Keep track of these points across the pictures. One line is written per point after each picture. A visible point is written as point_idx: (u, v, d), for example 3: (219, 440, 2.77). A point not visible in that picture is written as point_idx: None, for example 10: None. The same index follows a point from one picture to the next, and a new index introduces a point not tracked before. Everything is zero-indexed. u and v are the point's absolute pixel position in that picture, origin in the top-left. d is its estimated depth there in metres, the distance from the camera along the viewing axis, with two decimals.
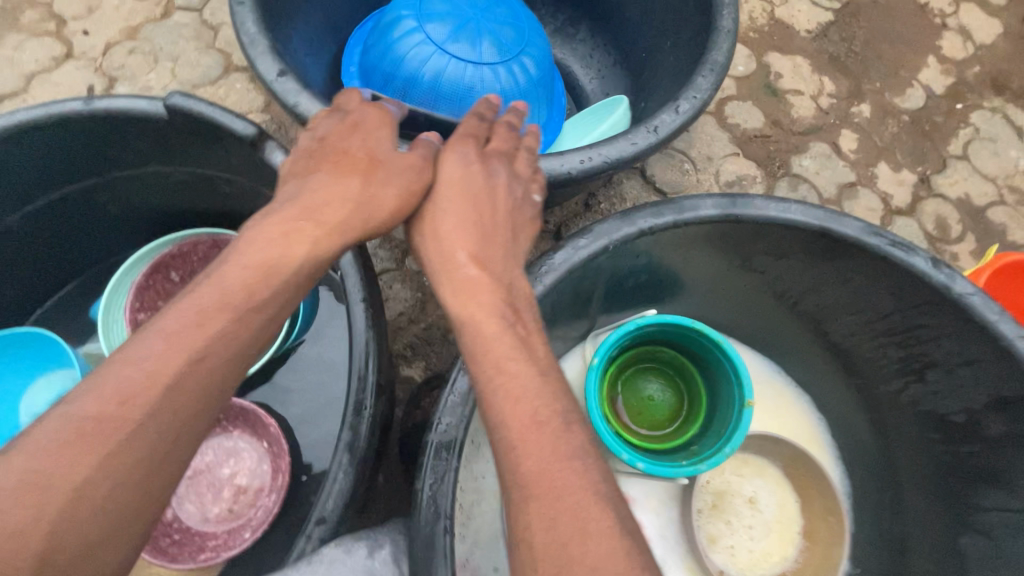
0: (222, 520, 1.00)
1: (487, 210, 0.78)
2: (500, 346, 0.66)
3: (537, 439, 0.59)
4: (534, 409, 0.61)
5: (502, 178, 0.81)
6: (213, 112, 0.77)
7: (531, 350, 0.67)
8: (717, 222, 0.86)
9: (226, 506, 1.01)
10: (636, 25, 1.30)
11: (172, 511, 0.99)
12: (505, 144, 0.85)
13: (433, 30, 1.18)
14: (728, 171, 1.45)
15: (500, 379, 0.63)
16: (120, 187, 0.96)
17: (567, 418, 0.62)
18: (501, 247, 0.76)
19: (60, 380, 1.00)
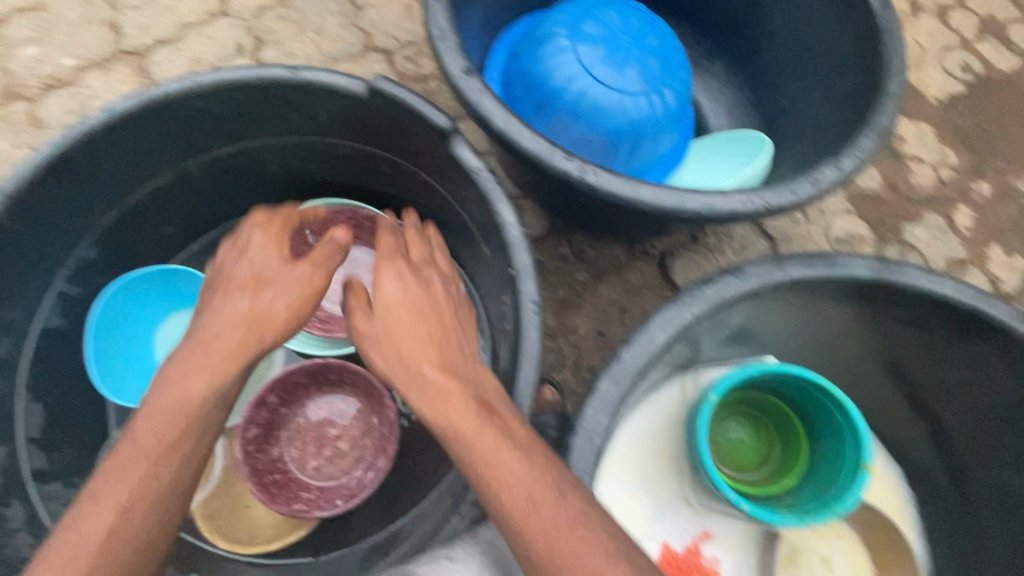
0: (318, 477, 1.04)
1: (434, 316, 0.75)
2: (487, 440, 0.65)
3: (537, 520, 0.61)
4: (527, 488, 0.63)
5: (436, 279, 0.79)
6: (415, 102, 0.81)
7: (511, 432, 0.67)
8: (868, 283, 0.88)
9: (324, 466, 1.04)
10: (779, 71, 1.30)
11: (280, 451, 1.03)
12: (418, 240, 0.83)
13: (584, 49, 1.17)
14: (839, 228, 1.44)
15: (502, 452, 0.65)
16: (287, 151, 1.02)
17: (559, 487, 0.64)
18: (461, 349, 0.74)
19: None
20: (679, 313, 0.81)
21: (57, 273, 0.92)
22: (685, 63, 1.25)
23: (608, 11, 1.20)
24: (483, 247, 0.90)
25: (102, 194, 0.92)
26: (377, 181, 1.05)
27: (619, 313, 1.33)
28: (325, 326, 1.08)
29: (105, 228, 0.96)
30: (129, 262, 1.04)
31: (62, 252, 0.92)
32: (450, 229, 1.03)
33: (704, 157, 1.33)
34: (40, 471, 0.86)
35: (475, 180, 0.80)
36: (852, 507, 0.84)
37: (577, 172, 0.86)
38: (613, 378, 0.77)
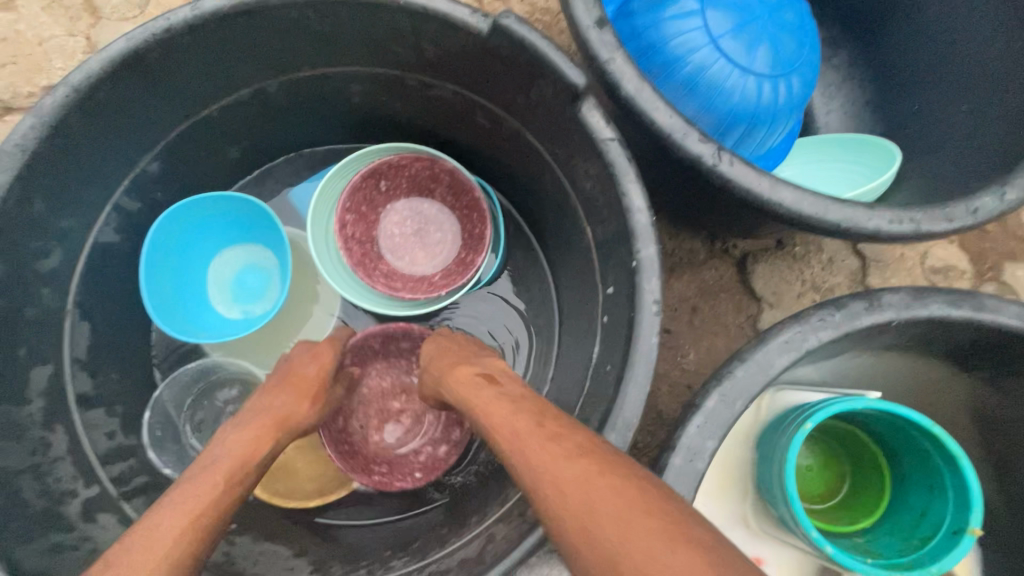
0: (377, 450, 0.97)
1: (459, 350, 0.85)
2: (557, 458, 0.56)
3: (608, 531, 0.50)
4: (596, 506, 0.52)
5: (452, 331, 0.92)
6: (548, 52, 0.70)
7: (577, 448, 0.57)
8: (1009, 334, 0.78)
9: (385, 439, 0.98)
10: (917, 71, 1.15)
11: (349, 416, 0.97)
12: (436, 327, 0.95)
13: (714, 16, 1.03)
14: (937, 257, 1.32)
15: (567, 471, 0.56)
16: (376, 84, 0.91)
17: None
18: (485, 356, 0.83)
19: (262, 269, 1.00)
20: (803, 337, 0.73)
21: (117, 185, 0.84)
22: (818, 48, 1.12)
23: None
24: (588, 230, 0.82)
25: (173, 101, 0.83)
26: (469, 132, 0.95)
27: (689, 313, 1.24)
28: (388, 283, 0.99)
29: (172, 142, 0.87)
30: (190, 182, 0.95)
31: (125, 163, 0.83)
32: (544, 199, 0.94)
33: (817, 157, 1.19)
34: (84, 395, 0.81)
35: (602, 152, 0.71)
36: (950, 568, 0.77)
37: (710, 159, 0.76)
38: (725, 397, 0.71)
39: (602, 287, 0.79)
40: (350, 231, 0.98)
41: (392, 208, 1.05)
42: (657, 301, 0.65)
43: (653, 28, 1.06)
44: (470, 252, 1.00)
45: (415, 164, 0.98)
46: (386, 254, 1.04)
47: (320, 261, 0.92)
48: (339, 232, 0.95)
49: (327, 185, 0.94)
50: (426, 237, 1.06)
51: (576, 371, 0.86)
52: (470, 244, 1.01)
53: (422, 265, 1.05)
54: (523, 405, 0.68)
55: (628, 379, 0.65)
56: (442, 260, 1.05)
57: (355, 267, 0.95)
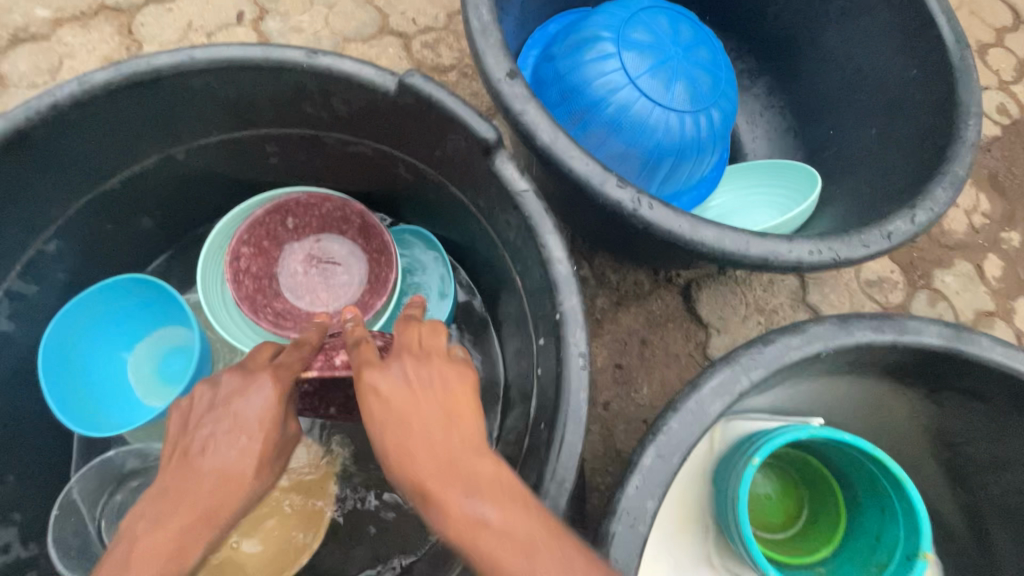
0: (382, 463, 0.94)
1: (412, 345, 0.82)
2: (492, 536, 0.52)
3: None
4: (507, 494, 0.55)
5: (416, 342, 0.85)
6: (455, 106, 0.69)
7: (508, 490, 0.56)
8: (934, 351, 0.80)
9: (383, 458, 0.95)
10: (830, 99, 1.21)
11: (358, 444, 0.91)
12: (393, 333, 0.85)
13: (632, 55, 1.06)
14: (871, 270, 1.37)
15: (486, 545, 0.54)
16: (293, 143, 0.88)
17: None
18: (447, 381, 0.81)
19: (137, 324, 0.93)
20: (738, 378, 0.72)
21: (8, 271, 0.79)
22: (734, 81, 1.15)
23: (657, 18, 1.09)
24: (517, 278, 0.81)
25: (70, 177, 0.78)
26: (393, 184, 0.94)
27: (639, 346, 1.24)
28: (277, 320, 0.93)
29: (70, 219, 0.83)
30: (96, 259, 0.90)
31: (16, 247, 0.78)
32: (474, 248, 0.92)
33: (747, 184, 1.22)
34: None
35: (517, 204, 0.70)
36: None
37: (631, 204, 0.76)
38: (662, 453, 0.68)
39: (533, 340, 0.78)
40: (244, 264, 0.93)
41: (291, 249, 1.00)
42: (582, 354, 0.65)
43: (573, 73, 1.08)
44: (370, 296, 0.95)
45: (326, 204, 0.96)
46: (285, 292, 1.00)
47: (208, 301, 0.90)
48: (231, 263, 0.91)
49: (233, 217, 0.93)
50: (330, 278, 1.01)
51: (519, 425, 0.83)
52: (374, 288, 0.96)
53: (321, 304, 1.00)
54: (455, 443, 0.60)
55: (559, 440, 0.63)
56: (343, 300, 1.00)
57: (240, 301, 0.90)
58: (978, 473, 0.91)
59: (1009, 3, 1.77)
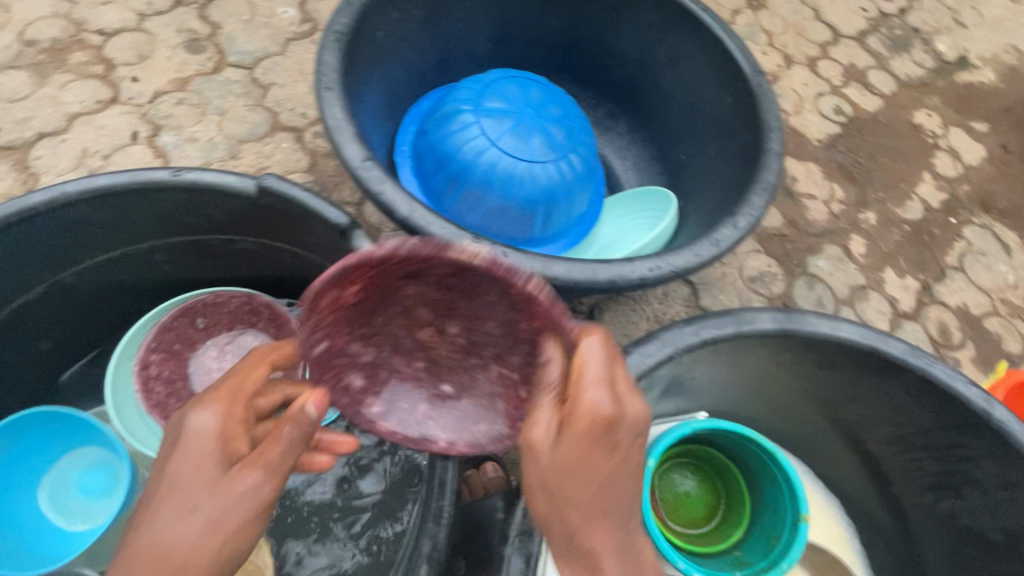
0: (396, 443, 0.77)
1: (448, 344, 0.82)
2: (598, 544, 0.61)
3: None
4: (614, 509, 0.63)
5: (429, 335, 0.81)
6: (310, 199, 0.78)
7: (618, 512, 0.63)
8: (774, 335, 0.89)
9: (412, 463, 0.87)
10: (675, 128, 1.38)
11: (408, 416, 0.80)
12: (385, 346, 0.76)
13: (490, 122, 1.19)
14: (752, 267, 1.53)
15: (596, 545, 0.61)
16: (181, 250, 0.95)
17: None
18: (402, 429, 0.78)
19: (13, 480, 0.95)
20: None
21: None
22: (587, 127, 1.30)
23: (507, 86, 1.24)
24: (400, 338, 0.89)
25: None
26: (283, 272, 1.01)
27: None
28: None
29: None
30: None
31: None
32: None
33: (618, 214, 1.36)
34: None
35: None
36: (793, 564, 0.87)
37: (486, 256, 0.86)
38: None
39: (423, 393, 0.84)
40: (156, 370, 0.98)
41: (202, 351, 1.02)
42: None
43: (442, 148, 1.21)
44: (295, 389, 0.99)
45: (232, 300, 1.01)
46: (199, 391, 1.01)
47: (112, 409, 0.91)
48: (139, 372, 0.95)
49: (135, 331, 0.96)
50: None
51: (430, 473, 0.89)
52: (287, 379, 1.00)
53: None
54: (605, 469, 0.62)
55: None
56: None
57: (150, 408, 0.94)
58: (855, 429, 1.03)
59: (826, 23, 2.07)
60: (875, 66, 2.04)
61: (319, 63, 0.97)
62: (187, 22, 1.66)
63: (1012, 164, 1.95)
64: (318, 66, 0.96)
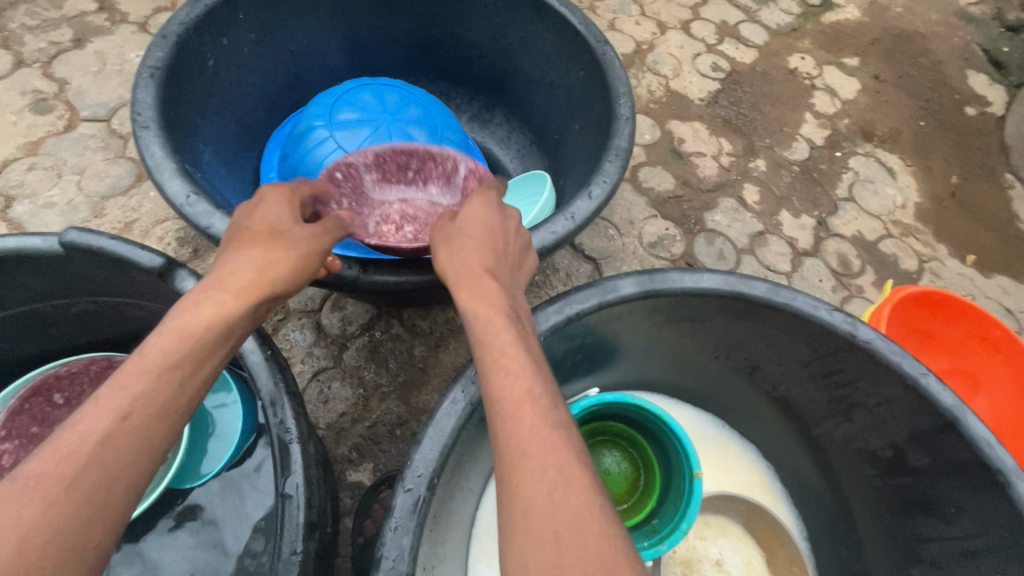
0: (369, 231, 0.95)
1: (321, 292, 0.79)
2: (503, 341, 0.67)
3: None
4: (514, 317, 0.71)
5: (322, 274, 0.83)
6: (120, 247, 0.74)
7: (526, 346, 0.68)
8: (640, 298, 0.89)
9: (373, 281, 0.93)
10: (545, 109, 1.37)
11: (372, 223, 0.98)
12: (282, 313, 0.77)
13: (346, 135, 1.16)
14: (650, 233, 1.54)
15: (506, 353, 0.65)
16: (16, 325, 0.89)
17: None
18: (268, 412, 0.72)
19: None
20: (464, 390, 0.74)
21: None
22: (454, 123, 1.29)
23: (361, 96, 1.21)
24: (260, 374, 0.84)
25: None
26: (137, 329, 0.95)
27: None
28: None
29: None
30: None
31: None
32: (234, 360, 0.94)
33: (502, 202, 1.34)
34: None
35: None
36: (693, 520, 0.88)
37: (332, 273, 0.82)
38: (409, 487, 0.69)
39: None
40: None
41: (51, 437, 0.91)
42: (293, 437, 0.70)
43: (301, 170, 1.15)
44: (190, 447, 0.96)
45: (91, 366, 0.96)
46: None
47: None
48: None
49: None
50: None
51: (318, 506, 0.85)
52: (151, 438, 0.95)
53: None
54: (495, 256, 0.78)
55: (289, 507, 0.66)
56: None
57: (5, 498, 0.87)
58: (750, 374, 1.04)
59: None
60: (745, 19, 2.09)
61: (132, 101, 0.91)
62: (31, 82, 1.57)
63: (887, 92, 2.03)
64: (132, 105, 0.91)
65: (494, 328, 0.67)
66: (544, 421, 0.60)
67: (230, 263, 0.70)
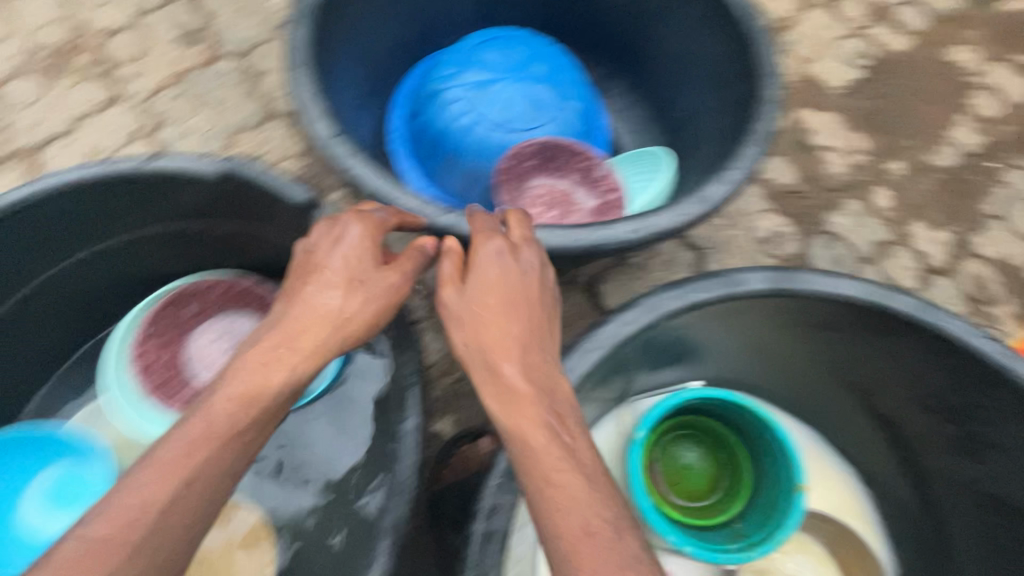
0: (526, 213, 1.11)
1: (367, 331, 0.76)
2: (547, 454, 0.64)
3: None
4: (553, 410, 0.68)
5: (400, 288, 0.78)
6: (274, 179, 0.79)
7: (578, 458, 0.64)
8: (769, 296, 0.84)
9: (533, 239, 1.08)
10: (673, 84, 1.30)
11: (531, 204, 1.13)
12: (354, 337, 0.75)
13: (476, 93, 1.16)
14: (763, 228, 1.45)
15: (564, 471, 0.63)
16: (167, 238, 0.97)
17: None
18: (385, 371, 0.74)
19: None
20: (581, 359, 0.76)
21: None
22: (581, 77, 1.25)
23: (488, 52, 1.20)
24: None
25: None
26: (267, 256, 1.01)
27: None
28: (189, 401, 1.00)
29: None
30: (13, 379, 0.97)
31: None
32: None
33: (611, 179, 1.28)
34: None
35: None
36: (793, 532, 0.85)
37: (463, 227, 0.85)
38: None
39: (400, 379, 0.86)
40: (153, 357, 1.01)
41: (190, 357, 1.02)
42: None
43: (432, 130, 1.19)
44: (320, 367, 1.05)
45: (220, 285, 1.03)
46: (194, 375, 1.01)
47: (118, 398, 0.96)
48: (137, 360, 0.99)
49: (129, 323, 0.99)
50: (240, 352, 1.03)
51: None
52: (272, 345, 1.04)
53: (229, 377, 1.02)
54: (515, 316, 0.73)
55: None
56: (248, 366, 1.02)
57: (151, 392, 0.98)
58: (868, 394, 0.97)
59: None
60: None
61: (288, 42, 0.95)
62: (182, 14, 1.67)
63: None
64: (287, 46, 0.95)
65: (520, 421, 0.66)
66: (600, 528, 0.59)
67: (295, 323, 0.72)
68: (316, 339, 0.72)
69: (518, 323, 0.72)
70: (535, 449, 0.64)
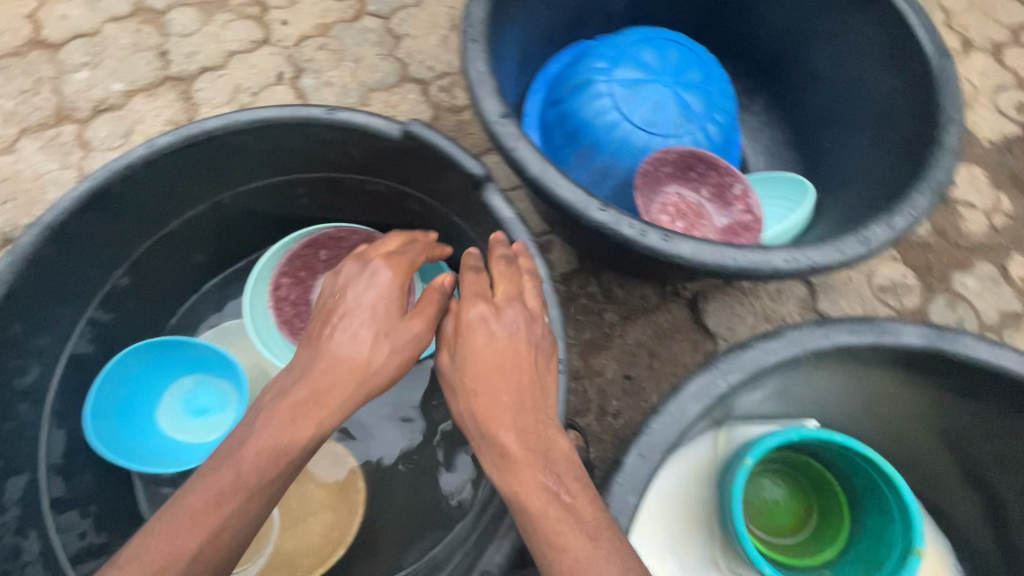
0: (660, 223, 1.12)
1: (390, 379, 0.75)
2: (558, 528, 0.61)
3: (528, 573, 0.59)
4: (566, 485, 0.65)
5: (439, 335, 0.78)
6: (450, 148, 0.82)
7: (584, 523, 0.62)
8: (918, 351, 0.82)
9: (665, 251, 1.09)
10: (824, 112, 1.25)
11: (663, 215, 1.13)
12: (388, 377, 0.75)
13: (626, 91, 1.15)
14: (883, 275, 1.38)
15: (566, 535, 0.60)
16: (320, 184, 1.02)
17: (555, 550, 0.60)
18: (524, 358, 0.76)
19: (116, 380, 0.96)
20: (724, 377, 0.76)
21: (90, 301, 0.92)
22: (730, 91, 1.22)
23: (644, 52, 1.18)
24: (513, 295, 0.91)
25: (139, 224, 0.92)
26: (406, 217, 1.05)
27: (648, 357, 1.28)
28: None
29: (140, 256, 0.96)
30: (162, 291, 1.05)
31: (97, 281, 0.92)
32: None
33: None
34: (60, 498, 0.87)
35: (507, 229, 0.81)
36: None
37: (613, 224, 0.83)
38: (643, 453, 0.73)
39: None
40: (285, 292, 1.07)
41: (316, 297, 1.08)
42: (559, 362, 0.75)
43: (573, 120, 1.18)
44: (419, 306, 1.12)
45: (354, 236, 1.07)
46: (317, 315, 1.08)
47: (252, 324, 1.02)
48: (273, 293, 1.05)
49: (269, 257, 1.04)
50: None
51: None
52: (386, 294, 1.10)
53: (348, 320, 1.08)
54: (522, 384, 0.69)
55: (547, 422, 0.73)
56: None
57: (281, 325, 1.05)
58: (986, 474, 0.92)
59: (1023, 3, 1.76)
60: None
61: (467, 14, 0.97)
62: None
63: None
64: (466, 18, 0.96)
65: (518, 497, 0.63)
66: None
67: (318, 378, 0.71)
68: (341, 390, 0.71)
69: (509, 389, 0.68)
70: (532, 515, 0.62)
